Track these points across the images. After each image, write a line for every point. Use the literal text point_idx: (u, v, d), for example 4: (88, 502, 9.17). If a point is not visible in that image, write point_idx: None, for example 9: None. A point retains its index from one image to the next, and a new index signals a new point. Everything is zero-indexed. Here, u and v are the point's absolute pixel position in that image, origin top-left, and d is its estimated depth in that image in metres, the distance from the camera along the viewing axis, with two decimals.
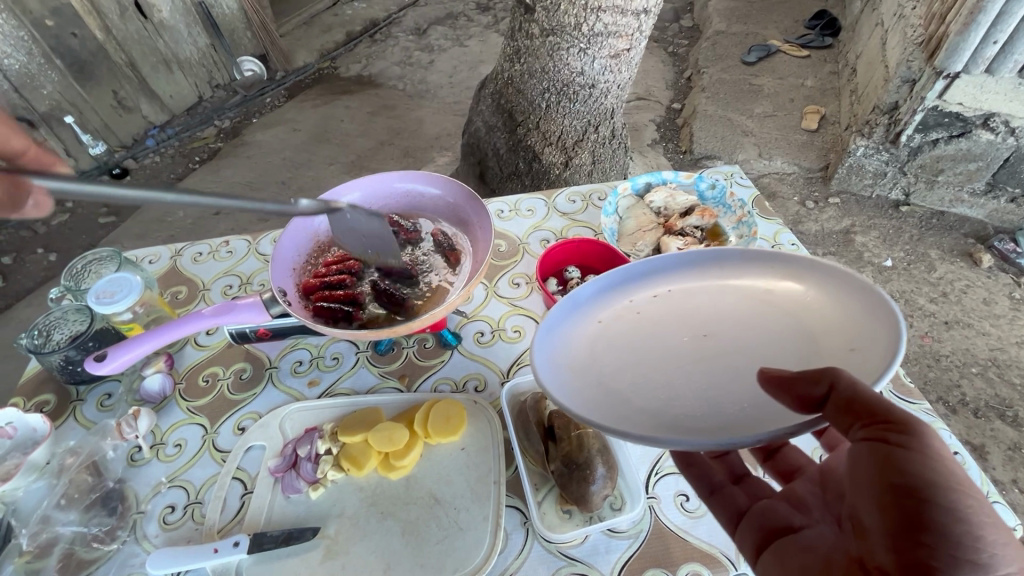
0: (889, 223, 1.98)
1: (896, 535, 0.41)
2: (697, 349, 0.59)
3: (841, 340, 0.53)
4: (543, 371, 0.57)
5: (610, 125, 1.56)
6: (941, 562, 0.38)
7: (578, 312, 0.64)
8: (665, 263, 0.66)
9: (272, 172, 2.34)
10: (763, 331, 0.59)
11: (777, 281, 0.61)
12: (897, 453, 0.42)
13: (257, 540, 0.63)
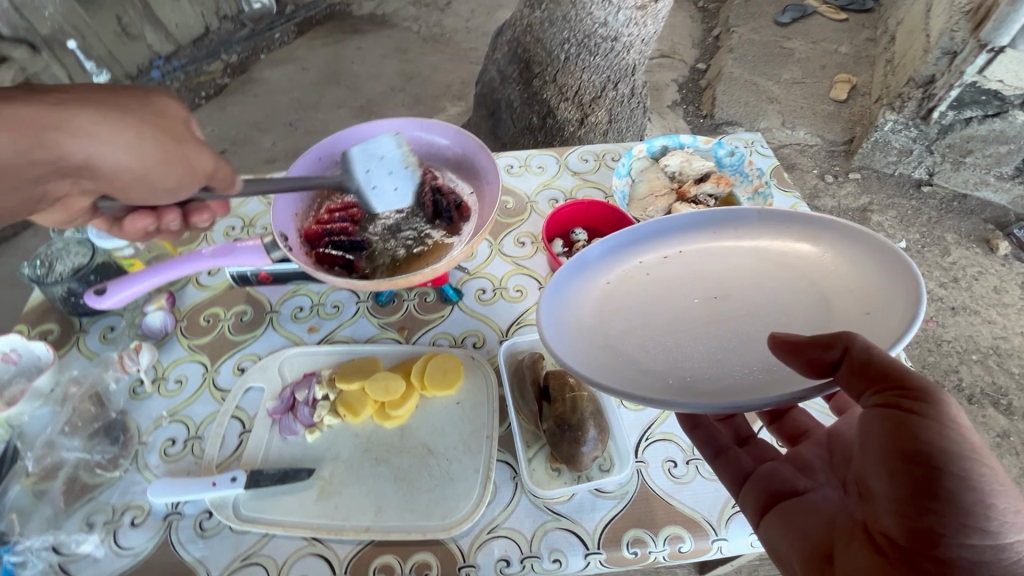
0: (908, 203, 1.92)
1: (905, 502, 0.43)
2: (709, 310, 0.60)
3: (857, 305, 0.53)
4: (546, 328, 0.57)
5: (631, 83, 1.49)
6: (948, 529, 0.41)
7: (584, 270, 0.64)
8: (679, 224, 0.66)
9: (280, 113, 2.28)
10: (776, 296, 0.59)
11: (793, 245, 0.61)
12: (909, 420, 0.43)
13: (254, 477, 0.64)
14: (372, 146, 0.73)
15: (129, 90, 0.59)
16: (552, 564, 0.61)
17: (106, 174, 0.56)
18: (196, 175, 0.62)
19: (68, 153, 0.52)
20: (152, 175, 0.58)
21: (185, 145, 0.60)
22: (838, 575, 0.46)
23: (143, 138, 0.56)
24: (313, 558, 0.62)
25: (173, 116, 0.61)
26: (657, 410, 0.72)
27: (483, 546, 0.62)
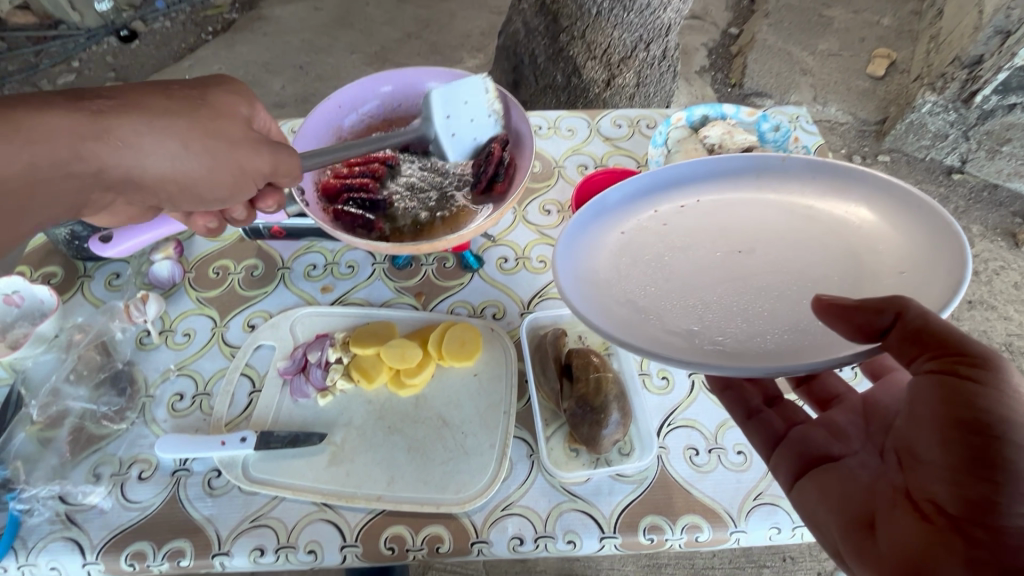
0: (936, 190, 1.84)
1: (959, 471, 0.42)
2: (737, 265, 0.57)
3: (890, 263, 0.52)
4: (565, 281, 0.54)
5: (664, 44, 1.39)
6: (1005, 499, 0.40)
7: (602, 215, 0.60)
8: (698, 172, 0.63)
9: (290, 55, 2.18)
10: (805, 254, 0.56)
11: (820, 200, 0.59)
12: (965, 389, 0.42)
13: (264, 438, 0.63)
14: (458, 89, 0.68)
15: (179, 87, 0.55)
16: (566, 545, 0.59)
17: (152, 182, 0.52)
18: (246, 177, 0.58)
19: (112, 166, 0.48)
20: (198, 181, 0.55)
21: (236, 146, 0.56)
22: (882, 539, 0.45)
23: (192, 145, 0.52)
24: (323, 523, 0.61)
25: (227, 113, 0.57)
26: (681, 395, 0.69)
27: (496, 522, 0.61)
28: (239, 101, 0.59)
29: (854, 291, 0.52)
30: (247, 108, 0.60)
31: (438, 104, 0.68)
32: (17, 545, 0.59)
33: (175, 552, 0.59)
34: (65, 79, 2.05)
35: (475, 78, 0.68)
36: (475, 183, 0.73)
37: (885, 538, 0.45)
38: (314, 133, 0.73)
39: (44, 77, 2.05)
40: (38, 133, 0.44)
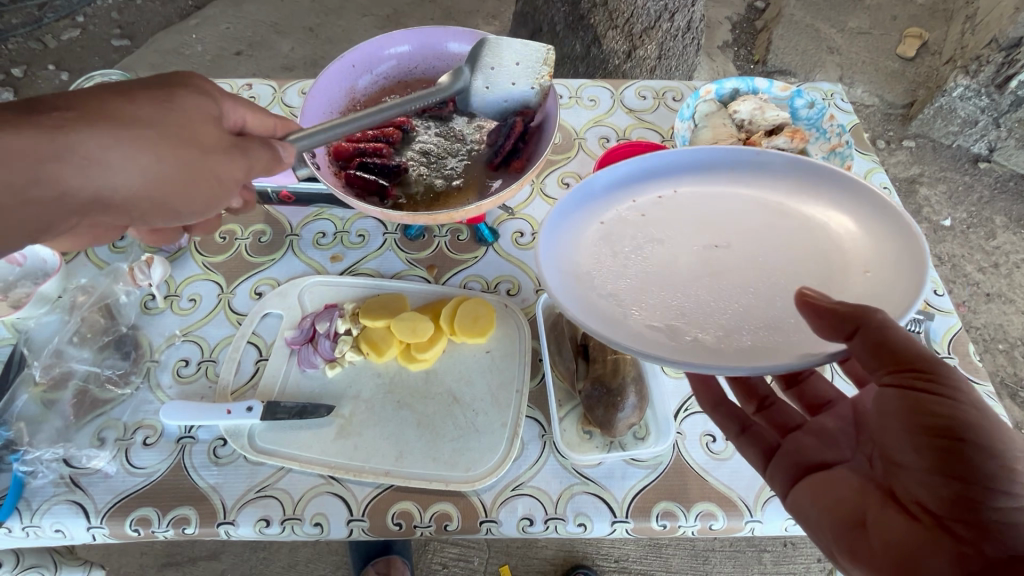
0: (961, 178, 1.78)
1: (935, 473, 0.42)
2: (716, 258, 0.55)
3: (854, 263, 0.51)
4: (548, 270, 0.51)
5: (689, 15, 1.33)
6: (978, 494, 0.41)
7: (587, 202, 0.57)
8: (679, 163, 0.60)
9: (299, 16, 2.11)
10: (780, 249, 0.54)
11: (784, 196, 0.58)
12: (927, 397, 0.42)
13: (270, 409, 0.61)
14: (514, 48, 0.65)
15: (143, 90, 0.49)
16: (577, 528, 0.58)
17: (122, 201, 0.47)
18: (225, 185, 0.52)
19: (73, 186, 0.44)
20: (175, 197, 0.50)
21: (209, 151, 0.50)
22: (875, 540, 0.44)
23: (158, 154, 0.47)
24: (330, 497, 0.60)
25: (198, 114, 0.51)
26: None
27: (506, 502, 0.59)
28: (211, 99, 0.53)
29: (822, 288, 0.51)
30: (222, 107, 0.54)
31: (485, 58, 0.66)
32: (21, 506, 0.58)
33: (181, 519, 0.58)
34: (70, 34, 2.00)
35: (536, 45, 0.65)
36: (490, 159, 0.69)
37: (876, 535, 0.44)
38: (326, 92, 0.69)
39: (49, 32, 2.00)
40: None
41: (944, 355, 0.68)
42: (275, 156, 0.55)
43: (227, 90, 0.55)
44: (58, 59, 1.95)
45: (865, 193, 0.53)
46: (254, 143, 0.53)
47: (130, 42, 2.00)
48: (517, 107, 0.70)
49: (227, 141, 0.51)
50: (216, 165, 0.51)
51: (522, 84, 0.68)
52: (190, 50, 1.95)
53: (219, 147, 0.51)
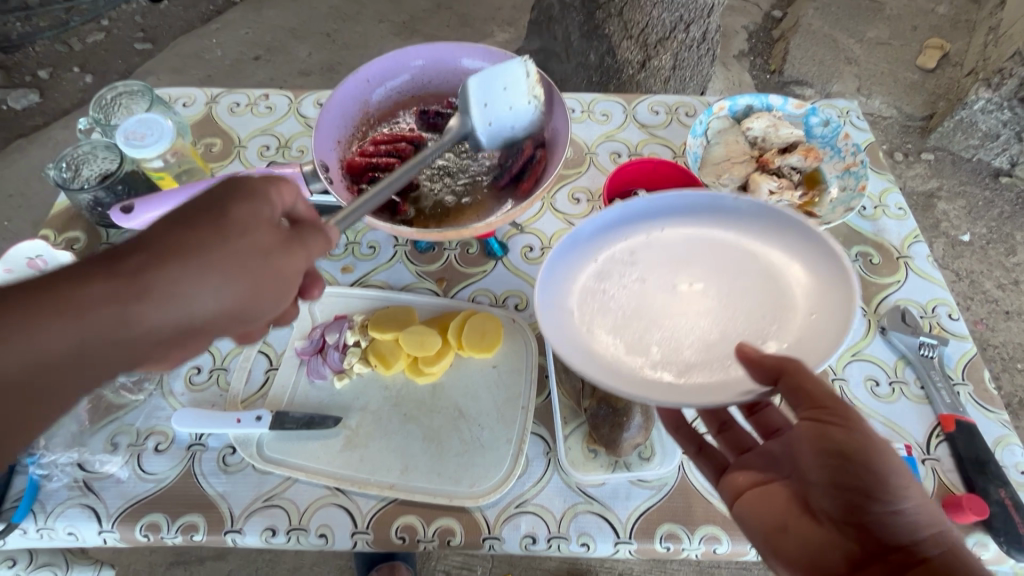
0: (981, 193, 1.75)
1: (832, 486, 0.44)
2: (690, 295, 0.55)
3: (801, 302, 0.52)
4: (546, 314, 0.52)
5: (705, 26, 1.32)
6: (865, 501, 0.42)
7: (581, 249, 0.57)
8: (673, 206, 0.58)
9: (318, 21, 2.14)
10: (743, 298, 0.54)
11: (752, 240, 0.57)
12: (830, 424, 0.44)
13: (279, 419, 0.62)
14: (496, 74, 0.63)
15: (199, 208, 0.45)
16: (579, 547, 0.58)
17: (199, 330, 0.44)
18: (289, 282, 0.48)
19: (153, 329, 0.41)
20: (249, 307, 0.46)
21: (266, 256, 0.46)
22: (791, 551, 0.44)
23: (221, 275, 0.43)
24: (335, 508, 0.60)
25: (250, 219, 0.46)
26: None
27: (509, 520, 0.60)
28: (257, 196, 0.47)
29: (774, 330, 0.51)
30: (269, 199, 0.48)
31: (477, 94, 0.64)
32: (36, 508, 0.60)
33: (189, 526, 0.59)
34: (95, 37, 2.05)
35: (515, 62, 0.63)
36: (498, 178, 0.70)
37: (790, 545, 0.44)
38: (340, 107, 0.70)
39: (75, 34, 2.05)
40: (74, 316, 0.38)
41: (958, 381, 0.67)
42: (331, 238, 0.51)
43: (270, 175, 0.49)
44: (83, 61, 1.99)
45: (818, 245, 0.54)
46: (309, 234, 0.49)
47: (152, 45, 2.05)
48: (525, 130, 0.69)
49: (288, 239, 0.48)
50: (281, 266, 0.47)
51: (521, 103, 0.66)
52: (211, 54, 1.99)
53: (280, 249, 0.47)
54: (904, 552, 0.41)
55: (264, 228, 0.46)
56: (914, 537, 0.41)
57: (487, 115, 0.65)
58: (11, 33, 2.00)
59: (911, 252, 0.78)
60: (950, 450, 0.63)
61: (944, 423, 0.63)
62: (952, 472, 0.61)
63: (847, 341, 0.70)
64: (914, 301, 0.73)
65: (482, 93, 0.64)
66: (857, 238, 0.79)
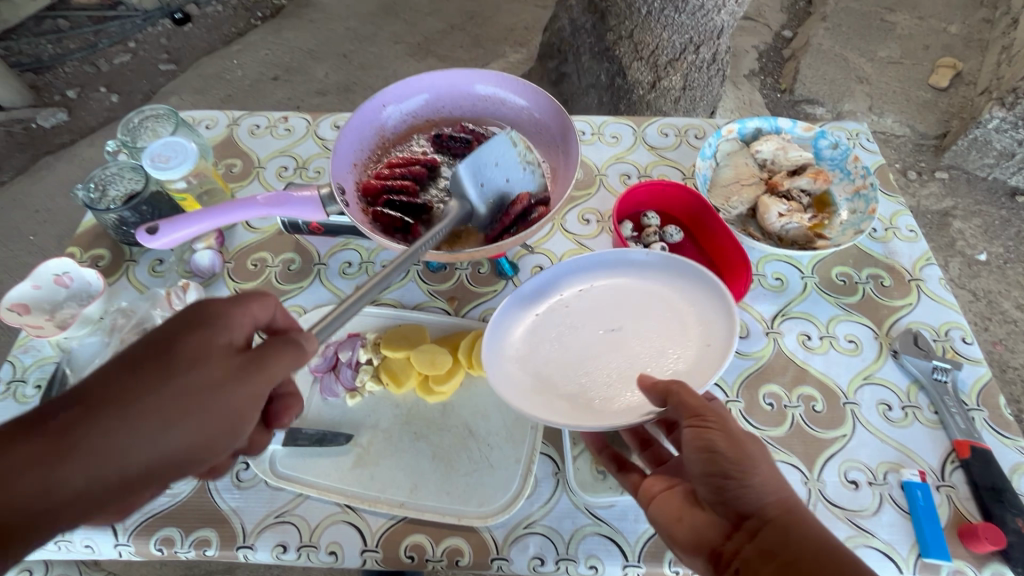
0: (997, 212, 1.73)
1: (705, 480, 0.48)
2: (613, 339, 0.64)
3: (701, 340, 0.62)
4: (492, 365, 0.60)
5: (715, 47, 1.33)
6: (728, 486, 0.46)
7: (520, 304, 0.66)
8: (596, 263, 0.68)
9: (335, 42, 2.20)
10: (654, 339, 0.63)
11: (661, 288, 0.67)
12: (706, 427, 0.48)
13: (292, 435, 0.63)
14: (485, 152, 0.64)
15: (147, 347, 0.43)
16: (587, 570, 0.58)
17: (145, 479, 0.41)
18: (246, 411, 0.45)
19: (90, 486, 0.39)
20: (198, 448, 0.43)
21: (214, 393, 0.43)
22: (684, 540, 0.49)
23: (162, 417, 0.41)
24: (345, 526, 0.61)
25: (199, 349, 0.44)
26: None
27: (517, 540, 0.60)
28: (213, 323, 0.45)
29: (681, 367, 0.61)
30: (225, 323, 0.46)
31: (472, 174, 0.64)
32: None
33: (202, 541, 0.60)
34: (122, 59, 2.13)
35: (500, 136, 0.65)
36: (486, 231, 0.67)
37: (682, 533, 0.49)
38: (356, 131, 0.72)
39: (103, 56, 2.13)
40: None
41: (973, 407, 0.66)
42: (298, 352, 0.46)
43: (236, 298, 0.47)
44: (110, 82, 2.07)
45: (714, 291, 0.64)
46: (266, 353, 0.45)
47: (176, 66, 2.12)
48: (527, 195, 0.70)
49: (239, 367, 0.44)
50: (231, 399, 0.43)
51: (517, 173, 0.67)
52: (231, 75, 2.05)
53: (229, 379, 0.44)
54: (755, 518, 0.45)
55: (214, 358, 0.44)
56: (764, 507, 0.45)
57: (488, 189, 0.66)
58: (43, 55, 2.09)
59: (922, 275, 0.77)
60: (965, 477, 0.62)
61: (959, 449, 0.62)
62: (967, 500, 0.60)
63: (858, 364, 0.70)
64: (926, 324, 0.73)
65: (478, 172, 0.65)
66: (867, 260, 0.79)
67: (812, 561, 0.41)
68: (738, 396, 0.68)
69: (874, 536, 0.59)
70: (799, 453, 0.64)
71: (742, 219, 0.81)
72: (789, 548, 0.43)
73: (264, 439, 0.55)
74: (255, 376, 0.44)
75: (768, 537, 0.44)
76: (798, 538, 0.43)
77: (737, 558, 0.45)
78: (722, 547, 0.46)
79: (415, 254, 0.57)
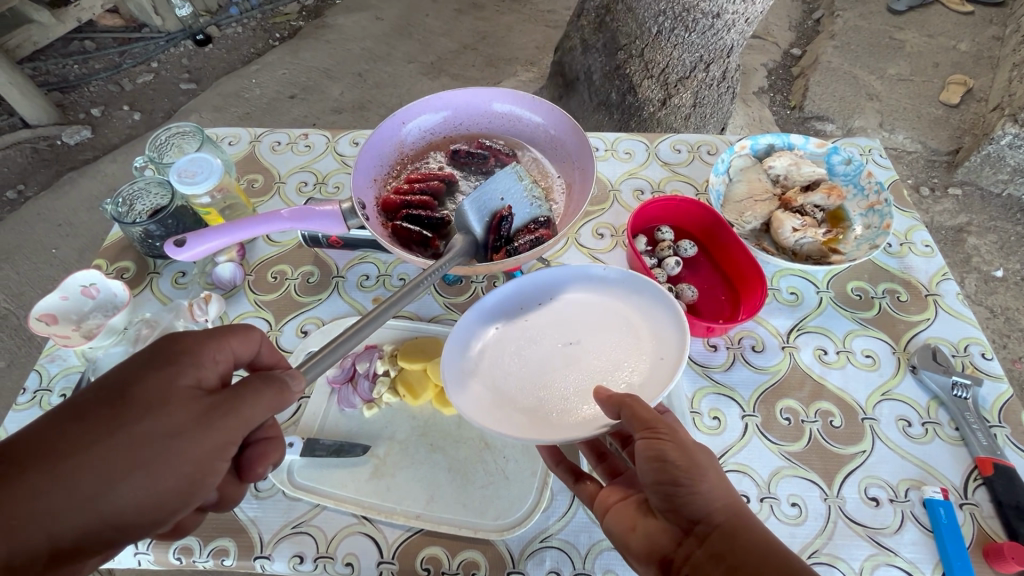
0: (1013, 229, 1.71)
1: (656, 488, 0.48)
2: (570, 353, 0.64)
3: (656, 353, 0.62)
4: (451, 381, 0.60)
5: (725, 65, 1.35)
6: (678, 494, 0.47)
7: (481, 319, 0.66)
8: (556, 278, 0.68)
9: (350, 62, 2.25)
10: (611, 353, 0.64)
11: (619, 302, 0.67)
12: (658, 438, 0.48)
13: (310, 445, 0.64)
14: (492, 185, 0.66)
15: (105, 390, 0.44)
16: None
17: (112, 528, 0.42)
18: (214, 458, 0.45)
19: (55, 534, 0.40)
20: (143, 506, 0.43)
21: (165, 441, 0.43)
22: (636, 548, 0.48)
23: (129, 464, 0.42)
24: (362, 537, 0.61)
25: (169, 391, 0.45)
26: (733, 437, 0.66)
27: (534, 554, 0.59)
28: (180, 363, 0.47)
29: (633, 383, 0.61)
30: (199, 364, 0.47)
31: (478, 201, 0.65)
32: None
33: (220, 550, 0.60)
34: (144, 78, 2.20)
35: (505, 170, 0.68)
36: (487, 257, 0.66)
37: (636, 543, 0.48)
38: (377, 147, 0.74)
39: (126, 75, 2.20)
40: None
41: (994, 424, 0.65)
42: (271, 396, 0.47)
43: (211, 338, 0.49)
44: (133, 100, 2.14)
45: (666, 304, 0.64)
46: (240, 395, 0.46)
47: (197, 85, 2.19)
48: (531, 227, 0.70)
49: (193, 414, 0.45)
50: (177, 450, 0.43)
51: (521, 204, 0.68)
52: (250, 93, 2.10)
53: (181, 425, 0.44)
54: (704, 523, 0.45)
55: (169, 404, 0.44)
56: (712, 512, 0.46)
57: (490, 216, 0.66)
58: (69, 75, 2.16)
59: (939, 290, 0.77)
60: (989, 495, 0.61)
61: (981, 466, 0.62)
62: (992, 519, 0.59)
63: (876, 380, 0.70)
64: (944, 339, 0.72)
65: (483, 199, 0.66)
66: (883, 274, 0.79)
67: (760, 564, 0.42)
68: (755, 411, 0.68)
69: (897, 555, 0.58)
70: (818, 469, 0.63)
71: (756, 234, 0.82)
72: (738, 552, 0.43)
73: (236, 492, 0.51)
74: (207, 427, 0.44)
75: (717, 541, 0.44)
76: (746, 542, 0.43)
77: (689, 563, 0.44)
78: (674, 553, 0.46)
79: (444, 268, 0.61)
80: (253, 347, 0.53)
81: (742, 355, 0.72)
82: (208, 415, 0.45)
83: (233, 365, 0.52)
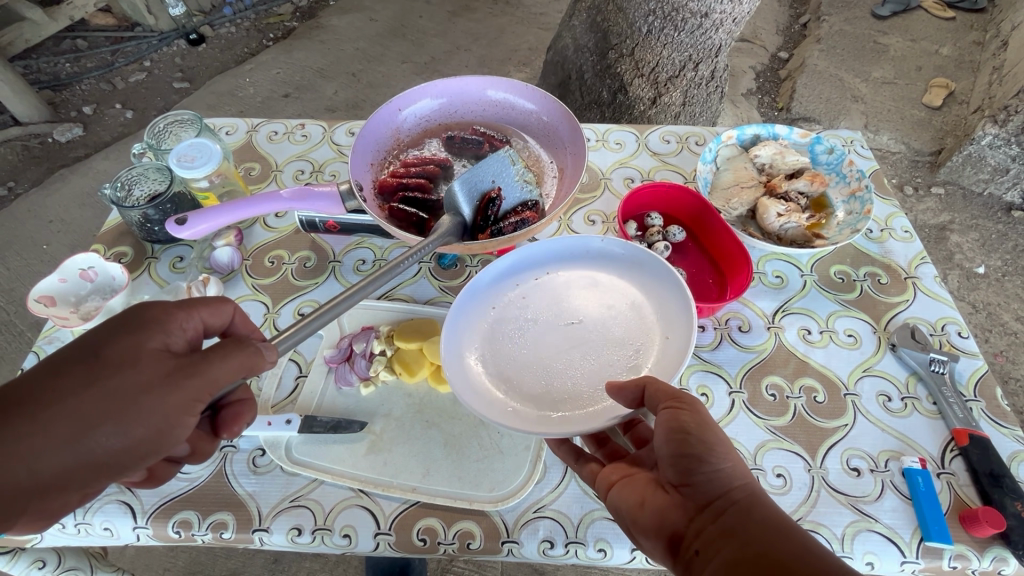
0: (994, 227, 1.76)
1: (677, 463, 0.48)
2: (570, 333, 0.66)
3: (661, 329, 0.65)
4: (450, 364, 0.62)
5: (713, 64, 1.38)
6: (699, 468, 0.47)
7: (477, 297, 0.68)
8: (554, 256, 0.71)
9: (345, 62, 2.27)
10: (614, 330, 0.66)
11: (618, 277, 0.69)
12: (683, 411, 0.50)
13: (308, 423, 0.65)
14: (484, 168, 0.68)
15: (80, 350, 0.45)
16: (597, 553, 0.60)
17: (88, 471, 0.43)
18: (182, 414, 0.46)
19: (32, 477, 0.41)
20: (116, 453, 0.44)
21: (135, 397, 0.44)
22: (648, 522, 0.48)
23: (101, 414, 0.43)
24: (359, 510, 0.62)
25: (139, 353, 0.46)
26: (720, 412, 0.68)
27: (528, 524, 0.61)
28: (152, 327, 0.47)
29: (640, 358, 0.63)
30: (168, 330, 0.48)
31: (470, 178, 0.67)
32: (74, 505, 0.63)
33: (219, 524, 0.61)
34: (137, 77, 2.20)
35: (500, 154, 0.70)
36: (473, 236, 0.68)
37: (645, 518, 0.49)
38: (374, 132, 0.76)
39: (119, 74, 2.20)
40: None
41: (970, 397, 0.68)
42: (243, 357, 0.48)
43: (180, 304, 0.50)
44: (125, 99, 2.14)
45: (668, 278, 0.67)
46: (208, 357, 0.47)
47: (191, 84, 2.19)
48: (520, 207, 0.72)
49: (162, 373, 0.45)
50: (148, 407, 0.44)
51: (513, 189, 0.70)
52: (244, 92, 2.11)
53: (152, 383, 0.45)
54: (721, 500, 0.46)
55: (139, 362, 0.45)
56: (729, 489, 0.46)
57: (479, 196, 0.68)
58: (61, 74, 2.16)
59: (918, 273, 0.80)
60: (965, 465, 0.63)
61: (958, 437, 0.64)
62: (968, 486, 0.62)
63: (857, 357, 0.72)
64: (923, 319, 0.75)
65: (474, 181, 0.68)
66: (865, 259, 0.82)
67: (771, 540, 0.42)
68: (741, 387, 0.70)
69: (876, 521, 0.60)
70: (802, 442, 0.66)
71: (742, 220, 0.84)
72: (752, 529, 0.43)
73: (209, 446, 0.56)
74: (175, 385, 0.45)
75: (732, 517, 0.44)
76: (760, 520, 0.44)
77: (699, 540, 0.45)
78: (686, 529, 0.46)
79: (426, 250, 0.61)
80: (225, 318, 0.54)
81: (729, 335, 0.74)
82: (179, 372, 0.46)
83: (205, 333, 0.52)
